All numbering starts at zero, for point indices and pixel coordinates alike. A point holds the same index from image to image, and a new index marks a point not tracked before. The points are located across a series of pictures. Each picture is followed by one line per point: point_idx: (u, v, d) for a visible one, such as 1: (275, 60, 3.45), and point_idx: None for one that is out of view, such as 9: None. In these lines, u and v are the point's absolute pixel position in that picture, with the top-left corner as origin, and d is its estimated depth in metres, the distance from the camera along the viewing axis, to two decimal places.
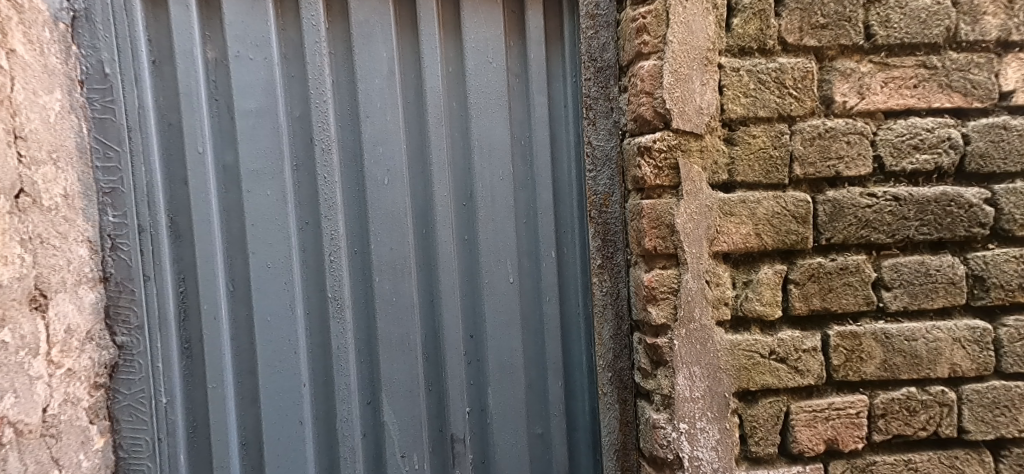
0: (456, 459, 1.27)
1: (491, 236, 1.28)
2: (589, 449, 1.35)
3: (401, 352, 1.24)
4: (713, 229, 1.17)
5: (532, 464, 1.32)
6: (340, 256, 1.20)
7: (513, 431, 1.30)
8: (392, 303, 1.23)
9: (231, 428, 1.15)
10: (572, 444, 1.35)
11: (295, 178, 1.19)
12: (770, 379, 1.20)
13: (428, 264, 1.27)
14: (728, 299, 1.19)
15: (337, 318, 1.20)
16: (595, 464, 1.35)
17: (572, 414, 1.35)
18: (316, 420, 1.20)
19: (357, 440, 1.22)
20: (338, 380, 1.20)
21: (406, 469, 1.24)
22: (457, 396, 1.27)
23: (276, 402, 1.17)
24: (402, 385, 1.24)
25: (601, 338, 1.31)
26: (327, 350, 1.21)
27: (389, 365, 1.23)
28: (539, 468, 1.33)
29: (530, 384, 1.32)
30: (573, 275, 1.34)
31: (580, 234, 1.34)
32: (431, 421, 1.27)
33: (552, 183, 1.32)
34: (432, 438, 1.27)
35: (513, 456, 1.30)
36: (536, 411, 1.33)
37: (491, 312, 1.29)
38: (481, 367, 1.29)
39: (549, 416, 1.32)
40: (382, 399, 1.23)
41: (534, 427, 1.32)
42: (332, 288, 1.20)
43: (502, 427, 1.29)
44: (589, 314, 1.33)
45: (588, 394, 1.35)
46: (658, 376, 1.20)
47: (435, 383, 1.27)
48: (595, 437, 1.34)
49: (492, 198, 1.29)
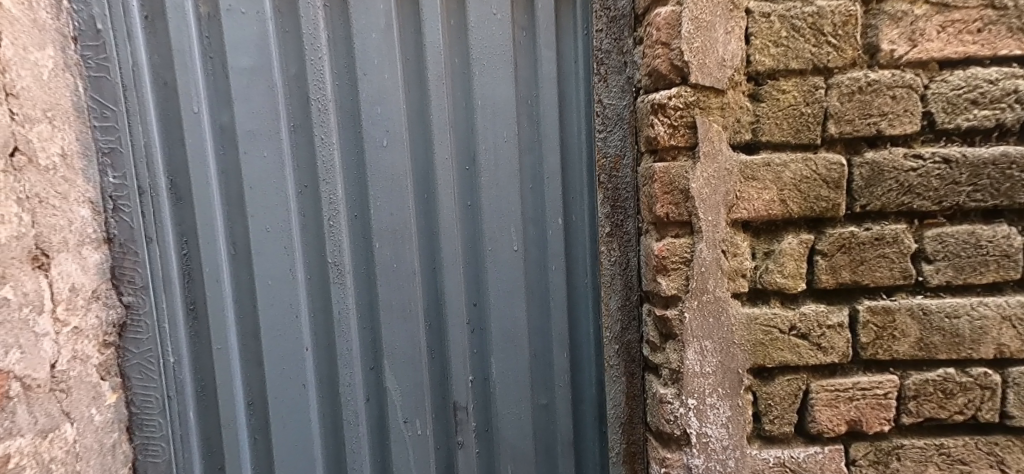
0: (458, 426, 1.27)
1: (495, 202, 1.23)
2: (594, 423, 1.31)
3: (402, 318, 1.23)
4: (732, 194, 1.08)
5: (536, 434, 1.30)
6: (340, 221, 1.18)
7: (516, 399, 1.28)
8: (392, 268, 1.21)
9: (237, 388, 1.17)
10: (577, 415, 1.32)
11: (293, 140, 1.16)
12: (789, 356, 1.12)
13: (430, 230, 1.23)
14: (746, 271, 1.11)
15: (338, 283, 1.19)
16: (601, 436, 1.32)
17: (578, 386, 1.31)
18: (320, 384, 1.21)
19: (360, 404, 1.23)
20: (340, 345, 1.21)
21: (408, 434, 1.25)
22: (460, 365, 1.25)
23: (280, 365, 1.18)
24: (404, 352, 1.23)
25: (609, 309, 1.26)
26: (329, 316, 1.20)
27: (390, 331, 1.22)
28: (543, 438, 1.31)
29: (535, 354, 1.29)
30: (581, 243, 1.28)
31: (590, 200, 1.27)
32: (434, 388, 1.26)
33: (560, 146, 1.25)
34: (435, 406, 1.26)
35: (516, 426, 1.29)
36: (541, 381, 1.30)
37: (494, 281, 1.25)
38: (485, 335, 1.26)
39: (554, 387, 1.29)
40: (384, 364, 1.23)
41: (538, 397, 1.30)
42: (333, 254, 1.19)
43: (505, 396, 1.27)
44: (597, 283, 1.28)
45: (595, 366, 1.31)
46: (667, 351, 1.14)
47: (438, 351, 1.26)
48: (601, 411, 1.31)
49: (496, 162, 1.23)
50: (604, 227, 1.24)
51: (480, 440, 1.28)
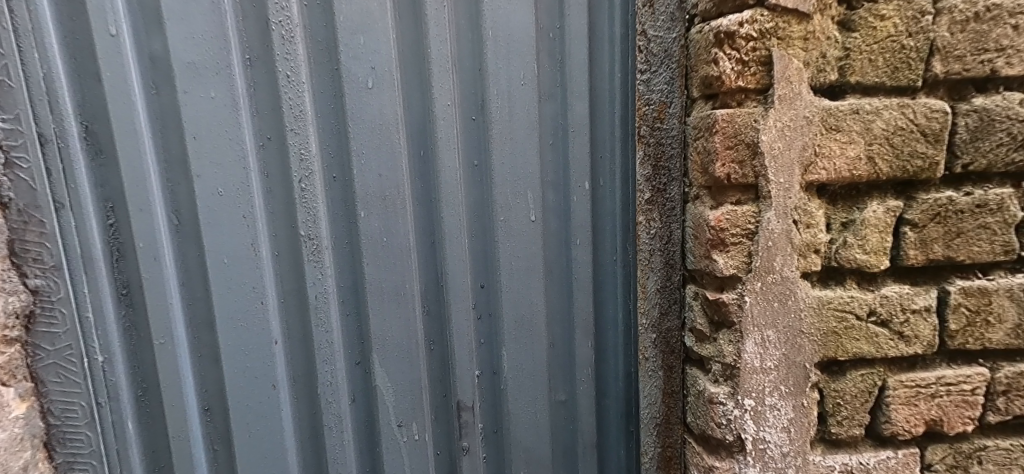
0: (463, 430, 1.07)
1: (508, 161, 1.00)
2: (620, 420, 1.14)
3: (395, 304, 1.00)
4: (810, 150, 0.86)
5: (553, 437, 1.12)
6: (315, 183, 0.94)
7: (532, 398, 1.09)
8: (381, 243, 0.98)
9: (188, 391, 0.93)
10: (601, 413, 1.14)
11: (249, 78, 0.89)
12: (865, 347, 0.93)
13: (428, 196, 1.00)
14: (820, 245, 0.91)
15: (313, 261, 0.96)
16: (627, 435, 1.15)
17: (602, 379, 1.13)
18: (293, 383, 0.99)
19: (343, 405, 1.01)
20: (317, 337, 0.98)
21: (404, 441, 1.04)
22: (464, 358, 1.05)
23: (241, 362, 0.95)
24: (397, 344, 1.01)
25: (644, 291, 1.06)
26: (304, 302, 0.97)
27: (380, 319, 1.00)
28: (561, 439, 1.13)
29: (553, 344, 1.09)
30: (610, 209, 1.08)
31: (622, 160, 1.07)
32: (434, 386, 1.05)
33: (586, 92, 1.02)
34: (435, 406, 1.06)
35: (531, 427, 1.10)
36: (560, 375, 1.11)
37: (506, 257, 1.03)
38: (494, 322, 1.06)
39: (575, 381, 1.11)
40: (373, 359, 1.01)
41: (556, 393, 1.11)
42: (306, 225, 0.95)
43: (519, 393, 1.08)
44: (626, 260, 1.09)
45: (622, 356, 1.13)
46: (718, 342, 0.93)
47: (439, 342, 1.05)
48: (626, 406, 1.14)
49: (509, 112, 0.99)
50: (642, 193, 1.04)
51: (488, 445, 1.08)
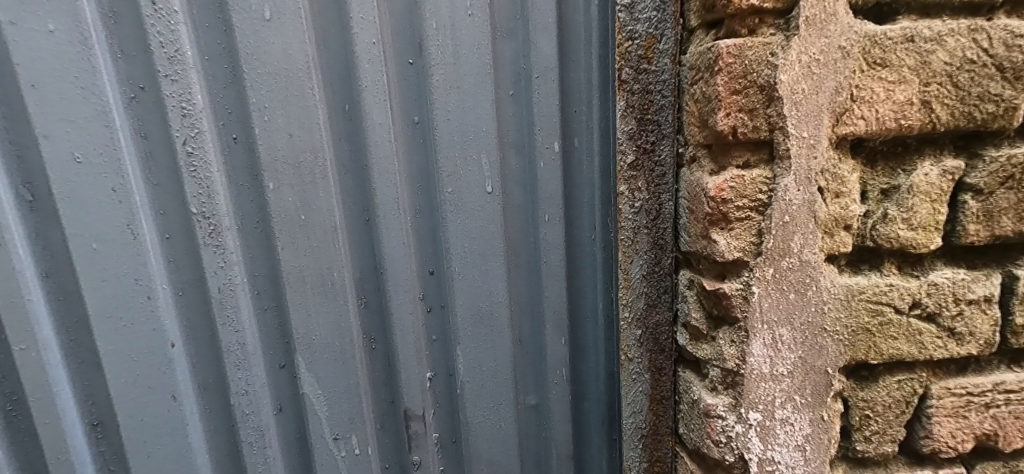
0: (414, 442, 0.93)
1: (453, 118, 0.82)
2: (601, 426, 1.00)
3: (322, 296, 0.83)
4: (845, 92, 0.65)
5: (522, 445, 0.98)
6: (205, 146, 0.74)
7: (496, 403, 0.94)
8: (299, 222, 0.80)
9: (66, 411, 0.74)
10: (579, 417, 1.00)
11: (105, 5, 0.68)
12: (904, 348, 0.74)
13: (358, 163, 0.81)
14: (853, 221, 0.70)
15: (211, 244, 0.77)
16: (610, 443, 1.01)
17: (580, 380, 0.98)
18: (204, 394, 0.82)
19: (269, 418, 0.85)
20: (225, 337, 0.80)
21: (343, 455, 0.89)
22: (409, 357, 0.89)
23: (132, 371, 0.76)
24: (326, 343, 0.85)
25: (628, 282, 0.86)
26: (205, 295, 0.79)
27: (301, 313, 0.83)
28: (531, 447, 0.99)
29: (519, 338, 0.94)
30: (587, 175, 0.89)
31: (601, 115, 0.88)
32: (376, 392, 0.90)
33: (548, 29, 0.83)
34: (376, 415, 0.91)
35: (492, 435, 0.96)
36: (528, 377, 0.96)
37: (457, 235, 0.86)
38: (447, 315, 0.90)
39: (546, 382, 0.96)
40: (298, 363, 0.84)
41: (525, 397, 0.97)
42: (197, 200, 0.75)
43: (480, 399, 0.94)
44: (607, 241, 0.92)
45: (602, 353, 0.97)
46: (718, 343, 0.75)
47: (381, 339, 0.88)
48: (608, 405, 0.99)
49: (453, 55, 0.81)
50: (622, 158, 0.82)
51: (445, 455, 0.95)
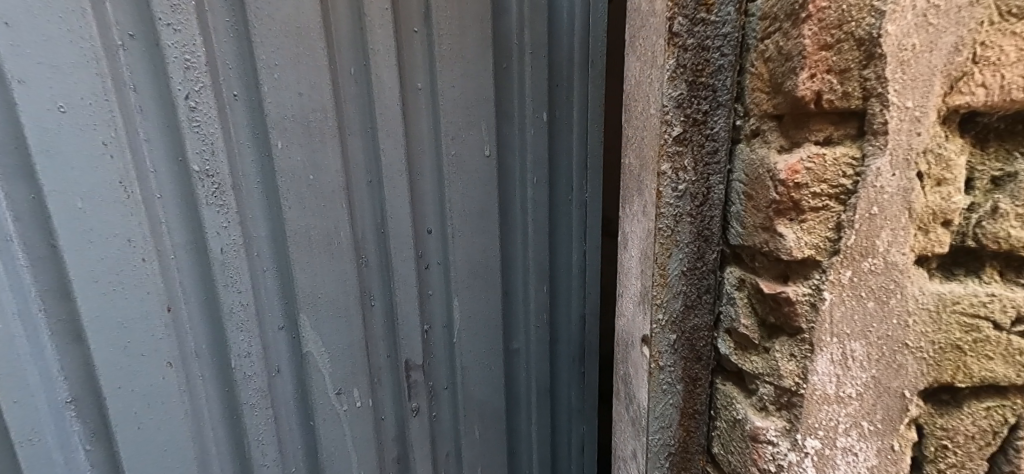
0: (411, 391, 0.91)
1: (459, 82, 0.84)
2: (572, 363, 1.18)
3: (328, 256, 0.76)
4: (967, 51, 0.50)
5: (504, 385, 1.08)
6: (207, 94, 0.63)
7: (485, 350, 1.01)
8: (306, 183, 0.72)
9: (50, 409, 0.58)
10: (555, 363, 1.16)
11: None
12: (999, 370, 0.61)
13: (370, 122, 0.77)
14: (953, 214, 0.57)
15: (213, 205, 0.66)
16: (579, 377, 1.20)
17: (555, 324, 1.13)
18: (207, 382, 0.69)
19: (280, 396, 0.77)
20: (228, 300, 0.69)
21: (343, 409, 0.83)
22: (411, 318, 0.88)
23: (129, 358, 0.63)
24: (331, 302, 0.78)
25: (665, 279, 0.69)
26: (207, 270, 0.67)
27: (309, 281, 0.75)
28: (513, 384, 1.09)
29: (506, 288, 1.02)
30: (566, 142, 1.01)
31: (581, 91, 0.99)
32: (382, 361, 0.87)
33: (539, 6, 0.91)
34: (376, 382, 0.86)
35: (484, 377, 1.02)
36: (513, 324, 1.05)
37: (454, 193, 0.89)
38: (447, 272, 0.91)
39: (528, 330, 1.08)
40: (306, 334, 0.77)
41: (510, 342, 1.06)
42: (198, 157, 0.64)
43: (470, 346, 0.98)
44: (583, 201, 1.06)
45: (575, 300, 1.14)
46: (773, 356, 0.63)
47: (384, 304, 0.85)
48: (581, 352, 1.18)
49: (452, 17, 0.81)
50: (667, 128, 0.64)
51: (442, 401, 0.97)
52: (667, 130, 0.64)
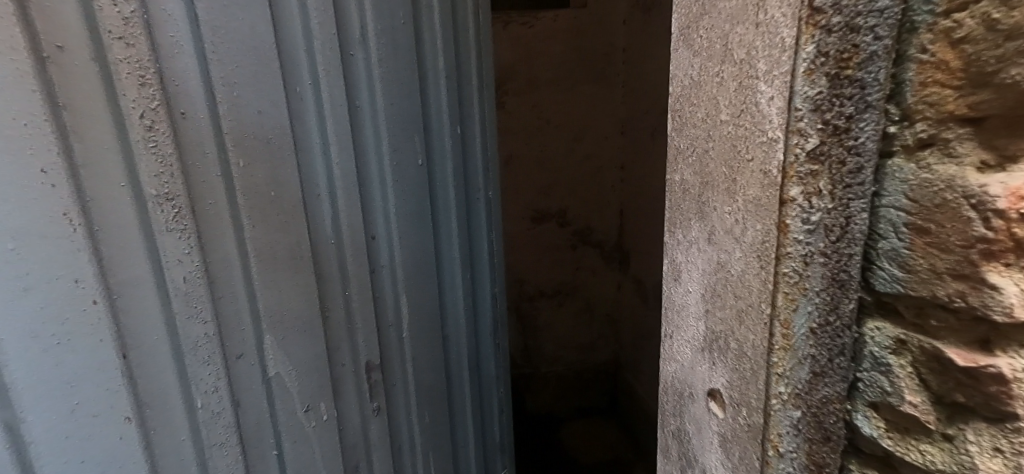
0: (372, 389, 1.11)
1: (394, 103, 1.10)
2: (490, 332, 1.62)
3: (291, 267, 0.87)
4: None
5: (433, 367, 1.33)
6: (161, 116, 0.67)
7: (426, 332, 1.29)
8: (270, 197, 0.82)
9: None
10: (479, 328, 1.55)
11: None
12: None
13: (323, 137, 0.92)
14: None
15: (173, 232, 0.70)
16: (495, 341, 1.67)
17: (477, 300, 1.54)
18: (167, 401, 0.72)
19: (245, 394, 0.83)
20: (189, 327, 0.73)
21: (308, 427, 0.95)
22: (369, 302, 1.07)
23: (95, 374, 0.65)
24: (295, 318, 0.90)
25: (790, 339, 0.63)
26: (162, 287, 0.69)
27: (271, 282, 0.85)
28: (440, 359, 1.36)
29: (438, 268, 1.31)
30: (473, 156, 1.46)
31: (476, 119, 1.47)
32: (342, 348, 1.01)
33: (447, 53, 1.28)
34: (328, 369, 0.98)
35: (430, 349, 1.31)
36: (443, 307, 1.35)
37: (394, 204, 1.12)
38: (390, 272, 1.13)
39: (453, 305, 1.40)
40: (266, 335, 0.85)
41: (435, 326, 1.32)
42: (155, 180, 0.67)
43: (412, 326, 1.23)
44: (484, 196, 1.53)
45: (489, 281, 1.60)
46: (967, 438, 0.57)
47: (342, 313, 1.00)
48: (479, 330, 1.56)
49: (384, 54, 1.06)
50: (766, 138, 0.61)
51: (399, 381, 1.20)
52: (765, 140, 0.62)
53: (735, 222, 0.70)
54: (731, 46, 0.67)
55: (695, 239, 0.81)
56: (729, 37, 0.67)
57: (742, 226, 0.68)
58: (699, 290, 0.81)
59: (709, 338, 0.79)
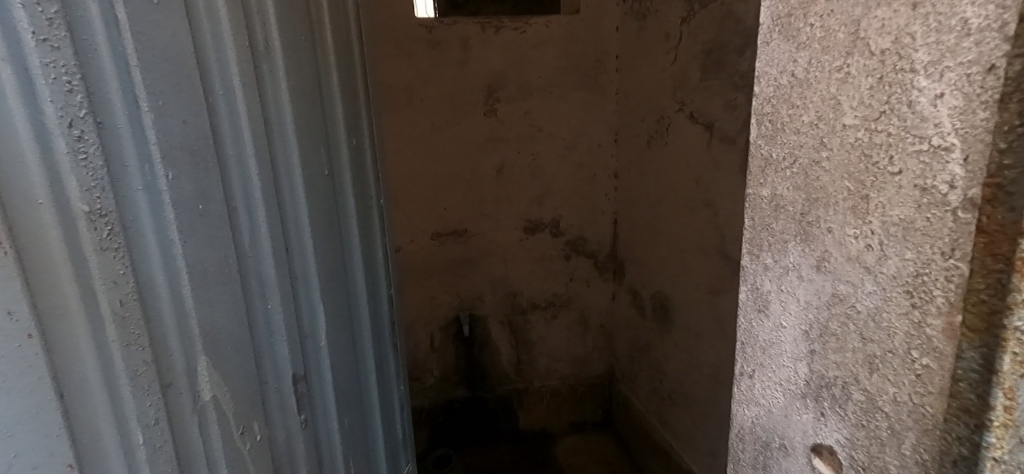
0: (298, 400, 1.15)
1: (305, 126, 1.17)
2: (384, 338, 1.67)
3: (222, 285, 0.88)
4: None
5: (349, 374, 1.40)
6: (89, 125, 0.62)
7: (340, 337, 1.35)
8: (198, 211, 0.81)
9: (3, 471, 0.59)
10: (377, 336, 1.61)
11: None
12: None
13: (242, 149, 0.94)
14: None
15: (107, 251, 0.65)
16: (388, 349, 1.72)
17: (376, 305, 1.60)
18: (92, 431, 0.67)
19: (182, 414, 0.80)
20: (130, 358, 0.69)
21: (247, 446, 0.97)
22: (291, 310, 1.11)
23: (19, 406, 0.59)
24: (229, 338, 0.90)
25: (1016, 414, 0.45)
26: (93, 311, 0.64)
27: (202, 299, 0.82)
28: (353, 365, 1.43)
29: (341, 286, 1.35)
30: (365, 172, 1.53)
31: (362, 135, 1.52)
32: (267, 363, 1.03)
33: (350, 77, 1.44)
34: (257, 379, 0.99)
35: (346, 355, 1.39)
36: (346, 315, 1.38)
37: (308, 220, 1.17)
38: (308, 285, 1.18)
39: (355, 315, 1.44)
40: (197, 348, 0.82)
41: (346, 335, 1.39)
42: (87, 195, 0.62)
43: (330, 335, 1.29)
44: (371, 208, 1.56)
45: (382, 289, 1.66)
46: None
47: (266, 328, 1.03)
48: (378, 334, 1.63)
49: (291, 66, 1.12)
50: (928, 146, 0.49)
51: (317, 391, 1.24)
52: (923, 148, 0.50)
53: (868, 249, 0.57)
54: (864, 32, 0.56)
55: (800, 268, 0.68)
56: (861, 22, 0.56)
57: (881, 255, 0.55)
58: (801, 327, 0.68)
59: (817, 384, 0.66)
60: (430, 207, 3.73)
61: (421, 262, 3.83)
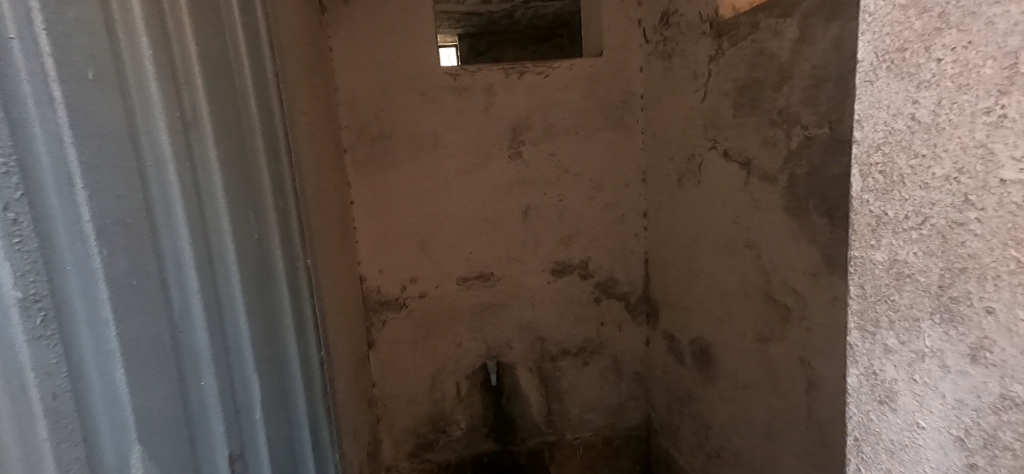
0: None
1: (226, 198, 1.20)
2: (297, 406, 1.62)
3: (156, 360, 0.88)
4: None
5: (271, 444, 1.36)
6: (23, 209, 0.62)
7: (263, 404, 1.32)
8: (131, 284, 0.82)
9: None
10: (292, 405, 1.56)
11: None
12: None
13: (173, 221, 0.97)
14: None
15: (40, 337, 0.64)
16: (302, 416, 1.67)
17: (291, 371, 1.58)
18: None
19: None
20: (60, 445, 0.67)
21: None
22: (224, 372, 1.11)
23: None
24: (165, 414, 0.89)
25: None
26: (20, 404, 0.61)
27: (133, 373, 0.82)
28: (274, 433, 1.39)
29: (262, 352, 1.34)
30: (276, 239, 1.53)
31: (273, 205, 1.54)
32: (200, 441, 1.00)
33: (259, 150, 1.47)
34: (190, 453, 0.96)
35: (268, 425, 1.35)
36: (268, 381, 1.37)
37: (230, 289, 1.18)
38: (234, 351, 1.18)
39: (275, 380, 1.42)
40: (129, 428, 0.80)
41: (268, 403, 1.36)
42: (21, 280, 0.61)
43: (256, 402, 1.27)
44: (282, 274, 1.55)
45: (297, 354, 1.64)
46: None
47: (203, 399, 1.02)
48: (294, 400, 1.59)
49: (212, 144, 1.16)
50: None
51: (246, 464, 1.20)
52: None
53: None
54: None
55: (942, 355, 0.57)
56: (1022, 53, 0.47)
57: None
58: (950, 432, 0.58)
59: None
60: (456, 253, 3.65)
61: (446, 308, 3.72)
